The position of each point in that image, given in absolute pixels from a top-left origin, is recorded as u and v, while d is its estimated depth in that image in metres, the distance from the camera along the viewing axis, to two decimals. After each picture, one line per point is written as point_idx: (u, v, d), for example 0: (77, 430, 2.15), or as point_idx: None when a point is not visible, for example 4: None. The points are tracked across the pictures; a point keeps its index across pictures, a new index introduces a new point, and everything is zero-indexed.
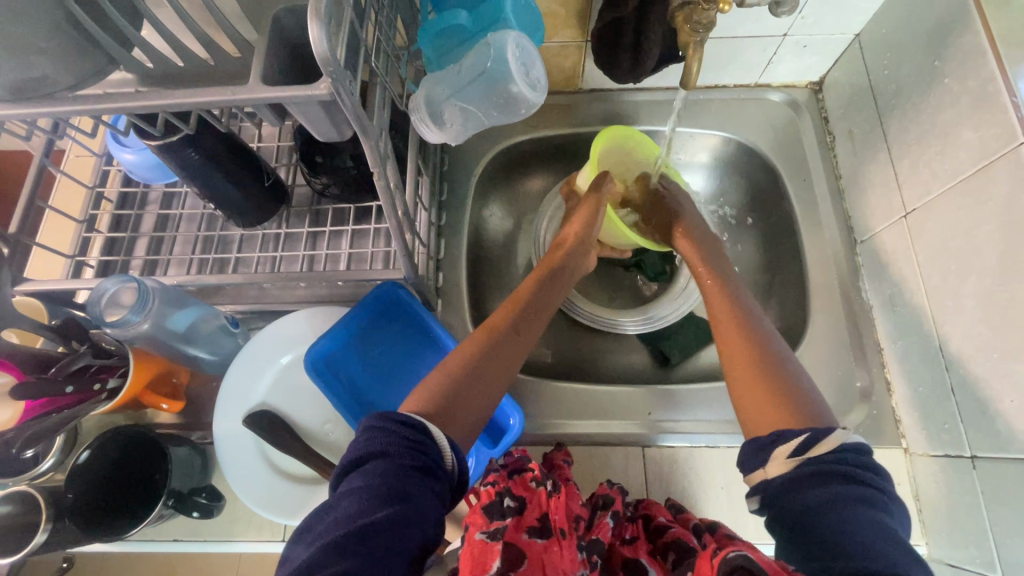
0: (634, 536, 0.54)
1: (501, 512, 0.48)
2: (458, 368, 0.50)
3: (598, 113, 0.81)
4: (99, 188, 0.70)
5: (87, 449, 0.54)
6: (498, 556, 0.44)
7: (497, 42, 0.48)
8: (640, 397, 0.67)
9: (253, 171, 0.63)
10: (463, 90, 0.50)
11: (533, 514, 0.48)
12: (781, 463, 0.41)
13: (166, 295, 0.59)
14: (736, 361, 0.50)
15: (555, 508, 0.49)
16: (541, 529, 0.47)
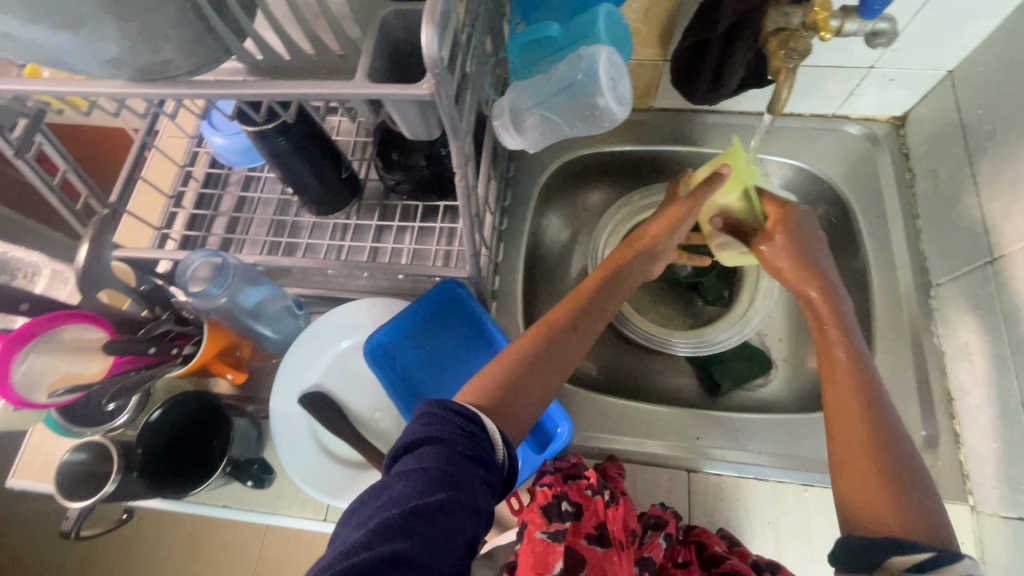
0: (686, 562, 0.54)
1: (559, 516, 0.51)
2: (516, 365, 0.50)
3: (666, 131, 0.81)
4: (188, 167, 0.75)
5: (158, 408, 0.57)
6: (559, 557, 0.48)
7: (589, 55, 0.49)
8: (690, 420, 0.65)
9: (334, 163, 0.66)
10: (553, 101, 0.52)
11: (591, 521, 0.51)
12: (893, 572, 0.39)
13: (242, 273, 0.62)
14: (844, 447, 0.47)
15: (612, 518, 0.52)
16: (598, 537, 0.50)
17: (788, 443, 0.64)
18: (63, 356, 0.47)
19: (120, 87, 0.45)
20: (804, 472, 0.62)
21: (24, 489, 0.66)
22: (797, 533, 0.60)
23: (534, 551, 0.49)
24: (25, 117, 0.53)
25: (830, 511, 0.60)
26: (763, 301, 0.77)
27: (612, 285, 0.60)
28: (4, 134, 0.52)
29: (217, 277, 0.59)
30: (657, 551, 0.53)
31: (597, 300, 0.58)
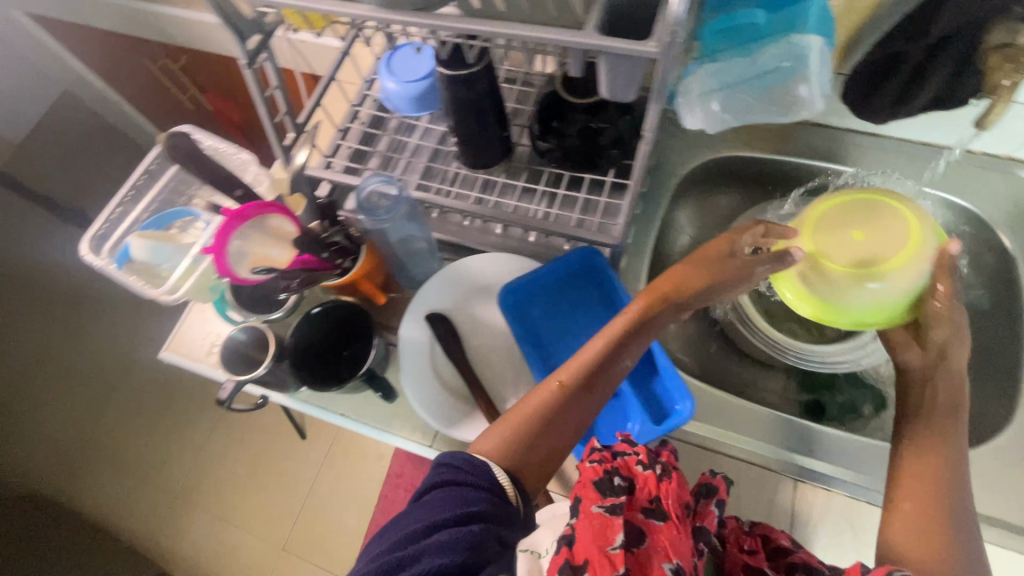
0: (753, 548, 0.49)
1: (612, 490, 0.46)
2: (528, 427, 0.52)
3: (819, 146, 0.80)
4: (358, 106, 0.82)
5: (320, 307, 0.65)
6: (618, 532, 0.43)
7: (803, 43, 0.48)
8: (805, 429, 0.64)
9: (500, 121, 0.70)
10: (755, 78, 0.52)
11: (646, 493, 0.47)
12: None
13: (411, 212, 0.65)
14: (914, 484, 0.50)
15: (666, 492, 0.46)
16: (655, 510, 0.46)
17: None
18: (268, 238, 0.54)
19: (362, 10, 0.50)
20: None
21: (175, 363, 0.74)
22: None
23: (589, 525, 0.42)
24: (258, 31, 0.60)
25: None
26: None
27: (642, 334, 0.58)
28: (242, 43, 0.58)
29: (385, 207, 0.63)
30: (712, 521, 0.49)
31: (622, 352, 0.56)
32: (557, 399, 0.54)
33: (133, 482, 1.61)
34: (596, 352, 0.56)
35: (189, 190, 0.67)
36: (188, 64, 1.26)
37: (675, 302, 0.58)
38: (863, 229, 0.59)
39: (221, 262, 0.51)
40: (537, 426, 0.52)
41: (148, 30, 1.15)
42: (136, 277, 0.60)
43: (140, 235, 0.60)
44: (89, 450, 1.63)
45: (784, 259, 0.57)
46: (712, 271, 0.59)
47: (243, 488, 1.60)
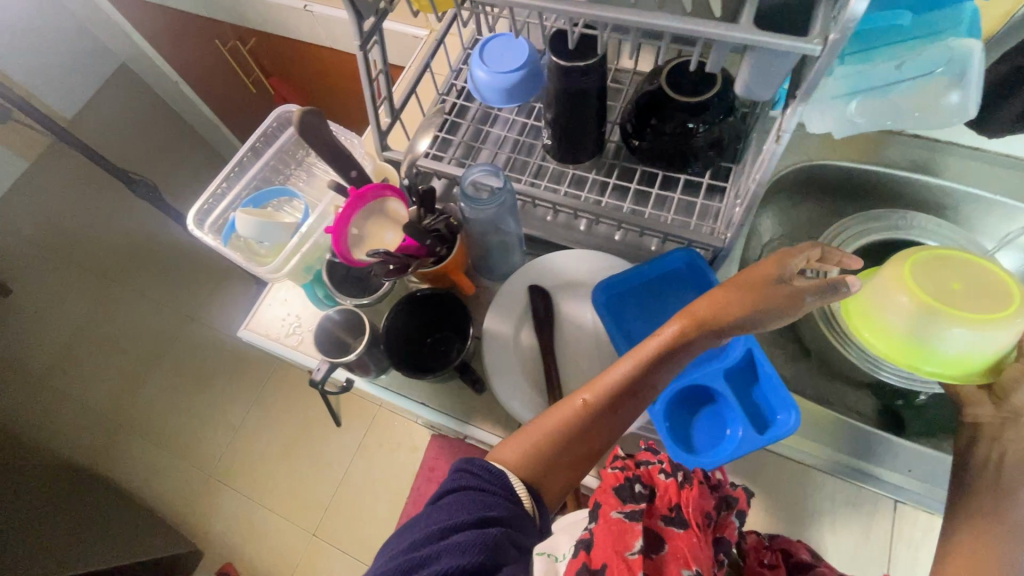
0: (773, 563, 0.54)
1: (633, 497, 0.52)
2: (546, 446, 0.52)
3: (916, 158, 0.78)
4: (446, 95, 0.81)
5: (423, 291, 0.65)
6: (638, 537, 0.48)
7: (960, 50, 0.46)
8: (903, 447, 0.61)
9: (598, 118, 0.69)
10: (906, 79, 0.49)
11: (666, 501, 0.51)
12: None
13: (512, 205, 0.64)
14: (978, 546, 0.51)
15: (687, 501, 0.51)
16: (675, 518, 0.50)
17: None
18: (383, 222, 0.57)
19: None
20: None
21: (255, 342, 0.75)
22: None
23: (611, 531, 0.48)
24: (374, 14, 0.59)
25: None
26: None
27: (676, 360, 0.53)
28: (359, 24, 0.58)
29: (489, 196, 0.62)
30: (731, 531, 0.53)
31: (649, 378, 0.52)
32: (580, 418, 0.52)
33: (164, 456, 1.57)
34: (621, 377, 0.52)
35: (287, 171, 0.67)
36: (256, 48, 1.27)
37: (712, 329, 0.52)
38: (962, 280, 0.58)
39: (337, 243, 0.53)
40: (553, 445, 0.52)
41: (222, 12, 1.16)
42: (238, 254, 0.61)
43: (244, 211, 0.60)
44: (117, 420, 1.55)
45: (837, 288, 0.54)
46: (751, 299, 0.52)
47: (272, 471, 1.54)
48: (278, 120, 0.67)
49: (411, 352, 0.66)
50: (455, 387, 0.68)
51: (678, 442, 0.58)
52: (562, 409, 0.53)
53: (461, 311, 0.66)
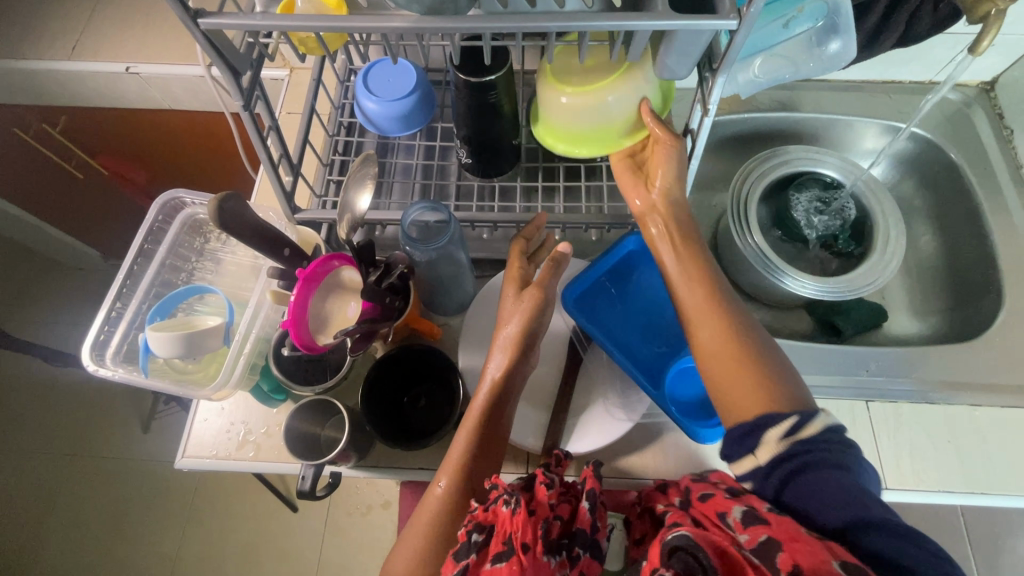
0: (643, 536, 0.58)
1: (467, 548, 0.47)
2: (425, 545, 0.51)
3: (782, 99, 0.87)
4: (337, 135, 0.74)
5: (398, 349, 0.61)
6: None
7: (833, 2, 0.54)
8: (857, 354, 0.70)
9: (512, 125, 0.67)
10: (797, 33, 0.55)
11: (496, 542, 0.47)
12: (770, 447, 0.45)
13: (460, 237, 0.60)
14: (697, 308, 0.54)
15: (516, 526, 0.47)
16: (502, 553, 0.46)
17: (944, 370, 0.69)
18: (342, 295, 0.51)
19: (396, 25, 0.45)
20: (970, 394, 0.66)
21: (201, 466, 0.63)
22: (979, 448, 0.64)
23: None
24: (249, 68, 0.52)
25: (999, 426, 0.65)
26: (894, 247, 0.75)
27: (503, 402, 0.56)
28: (238, 82, 0.50)
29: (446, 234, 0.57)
30: (584, 518, 0.51)
31: (484, 430, 0.55)
32: (444, 504, 0.52)
33: None
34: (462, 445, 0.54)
35: (188, 266, 0.57)
36: (70, 127, 1.07)
37: (519, 360, 0.56)
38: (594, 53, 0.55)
39: (298, 337, 0.47)
40: (433, 539, 0.51)
41: (14, 92, 0.95)
42: (163, 379, 0.51)
43: (155, 327, 0.50)
44: None
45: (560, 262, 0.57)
46: (524, 310, 0.56)
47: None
48: (162, 210, 0.56)
49: (396, 419, 0.61)
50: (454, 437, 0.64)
51: (691, 417, 0.59)
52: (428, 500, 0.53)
53: (435, 356, 0.62)
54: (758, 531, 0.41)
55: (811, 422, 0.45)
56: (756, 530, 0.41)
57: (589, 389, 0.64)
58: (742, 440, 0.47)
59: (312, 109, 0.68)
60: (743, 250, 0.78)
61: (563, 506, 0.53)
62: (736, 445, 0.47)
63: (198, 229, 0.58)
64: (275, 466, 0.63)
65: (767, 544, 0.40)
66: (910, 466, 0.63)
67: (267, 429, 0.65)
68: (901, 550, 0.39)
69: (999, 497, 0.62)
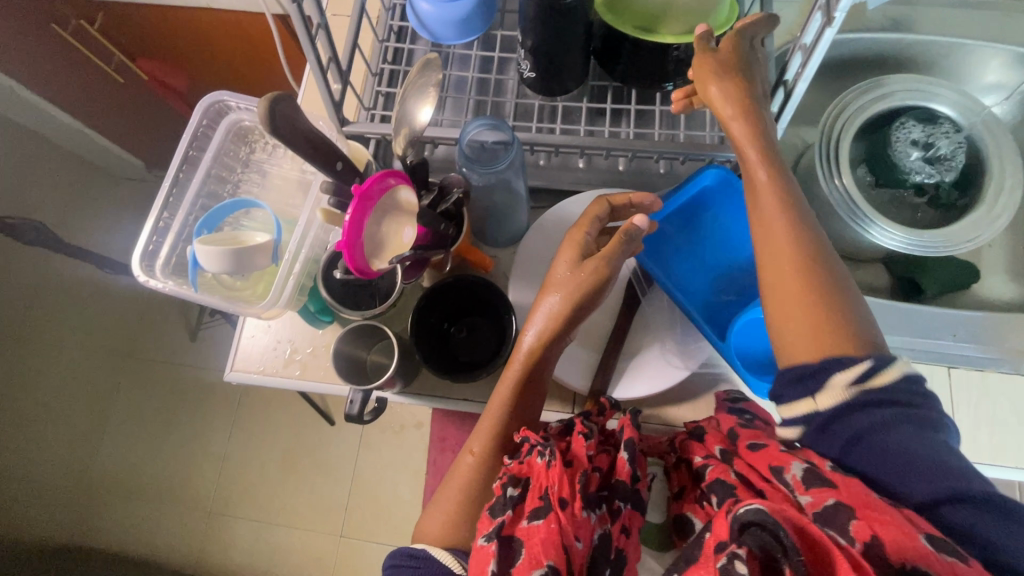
0: (680, 489, 0.54)
1: (503, 504, 0.47)
2: (456, 509, 0.50)
3: (896, 17, 0.74)
4: (386, 40, 0.68)
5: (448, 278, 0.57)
6: (493, 556, 0.43)
7: None
8: (943, 318, 0.63)
9: (583, 34, 0.59)
10: None
11: (533, 497, 0.47)
12: (835, 392, 0.40)
13: (521, 161, 0.54)
14: (774, 245, 0.46)
15: (554, 481, 0.46)
16: (539, 510, 0.45)
17: None
18: (399, 218, 0.47)
19: None
20: None
21: (250, 381, 0.64)
22: None
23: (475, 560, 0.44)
24: None
25: None
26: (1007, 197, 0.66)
27: (543, 376, 0.54)
28: None
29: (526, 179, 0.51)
30: (624, 469, 0.49)
31: (525, 405, 0.53)
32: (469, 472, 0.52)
33: (141, 508, 1.37)
34: (501, 417, 0.53)
35: (234, 177, 0.54)
36: (108, 25, 1.02)
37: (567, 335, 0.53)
38: None
39: (353, 261, 0.43)
40: (464, 505, 0.51)
41: None
42: (213, 294, 0.50)
43: (203, 240, 0.48)
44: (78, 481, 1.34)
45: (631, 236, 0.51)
46: (579, 283, 0.51)
47: (270, 490, 1.37)
48: (206, 115, 0.52)
49: (442, 350, 0.60)
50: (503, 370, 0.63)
51: (755, 371, 0.55)
52: (461, 467, 0.53)
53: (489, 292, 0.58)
54: (824, 494, 0.38)
55: (885, 368, 0.39)
56: (820, 494, 0.38)
57: (646, 332, 0.61)
58: (801, 384, 0.41)
59: (363, 7, 0.61)
60: (826, 193, 0.70)
61: (601, 458, 0.52)
62: (791, 386, 0.42)
63: (243, 138, 0.54)
64: (323, 386, 0.63)
65: (839, 511, 0.36)
66: (989, 440, 0.58)
67: (314, 349, 0.64)
68: (995, 521, 0.34)
69: None
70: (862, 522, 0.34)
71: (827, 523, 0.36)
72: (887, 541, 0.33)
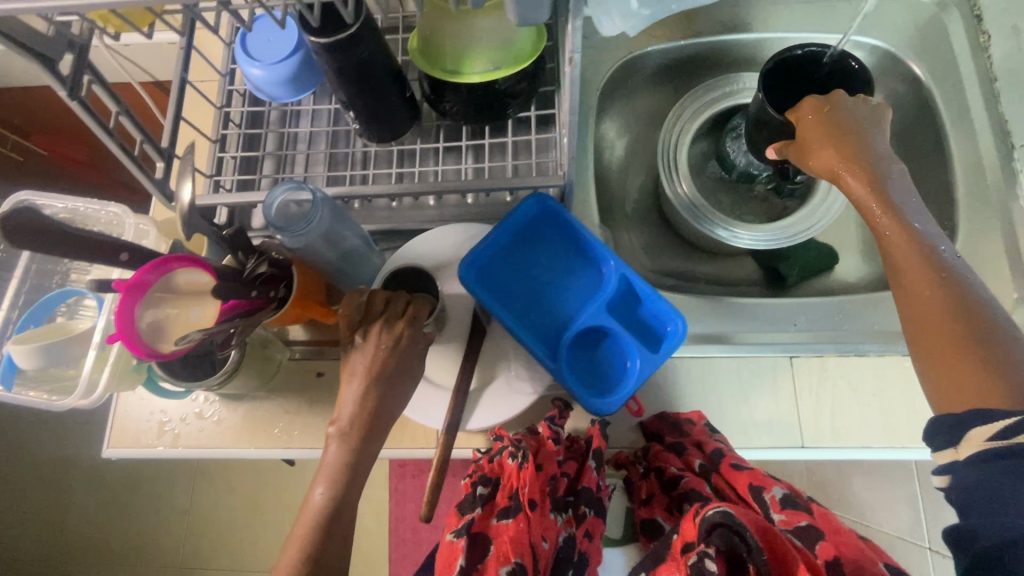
0: (650, 496, 0.64)
1: (475, 499, 0.63)
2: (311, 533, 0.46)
3: (725, 20, 0.77)
4: (225, 107, 0.69)
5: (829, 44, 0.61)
6: (461, 553, 0.58)
7: None
8: (772, 308, 0.68)
9: (397, 82, 0.61)
10: None
11: (504, 498, 0.61)
12: (975, 442, 0.45)
13: (333, 211, 0.57)
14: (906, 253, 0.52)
15: (522, 484, 0.59)
16: (509, 508, 0.60)
17: (881, 319, 0.66)
18: (180, 301, 0.46)
19: None
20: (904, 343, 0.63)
21: (126, 456, 0.66)
22: (905, 401, 0.62)
23: (447, 551, 0.60)
24: (69, 49, 0.47)
25: None
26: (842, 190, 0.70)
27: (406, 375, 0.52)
28: (54, 71, 0.46)
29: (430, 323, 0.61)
30: (591, 480, 0.61)
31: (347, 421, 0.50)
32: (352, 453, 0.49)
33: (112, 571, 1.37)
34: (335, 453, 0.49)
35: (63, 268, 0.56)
36: None
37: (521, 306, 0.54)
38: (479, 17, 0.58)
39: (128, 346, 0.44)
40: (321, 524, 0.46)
41: None
42: (39, 388, 0.51)
43: (19, 340, 0.50)
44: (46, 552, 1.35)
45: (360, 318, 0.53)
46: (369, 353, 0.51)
47: (240, 535, 1.36)
48: None
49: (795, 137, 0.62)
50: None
51: (588, 390, 0.57)
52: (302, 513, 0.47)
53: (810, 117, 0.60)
54: (798, 517, 0.53)
55: None
56: (793, 515, 0.53)
57: (499, 358, 0.63)
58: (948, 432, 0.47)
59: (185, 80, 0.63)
60: (673, 201, 0.72)
61: (569, 464, 0.64)
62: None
63: None
64: (198, 450, 0.66)
65: (808, 530, 0.52)
66: (831, 424, 0.61)
67: (185, 419, 0.66)
68: None
69: (905, 450, 0.60)
70: (828, 543, 0.49)
71: (801, 537, 0.52)
72: (847, 559, 0.48)
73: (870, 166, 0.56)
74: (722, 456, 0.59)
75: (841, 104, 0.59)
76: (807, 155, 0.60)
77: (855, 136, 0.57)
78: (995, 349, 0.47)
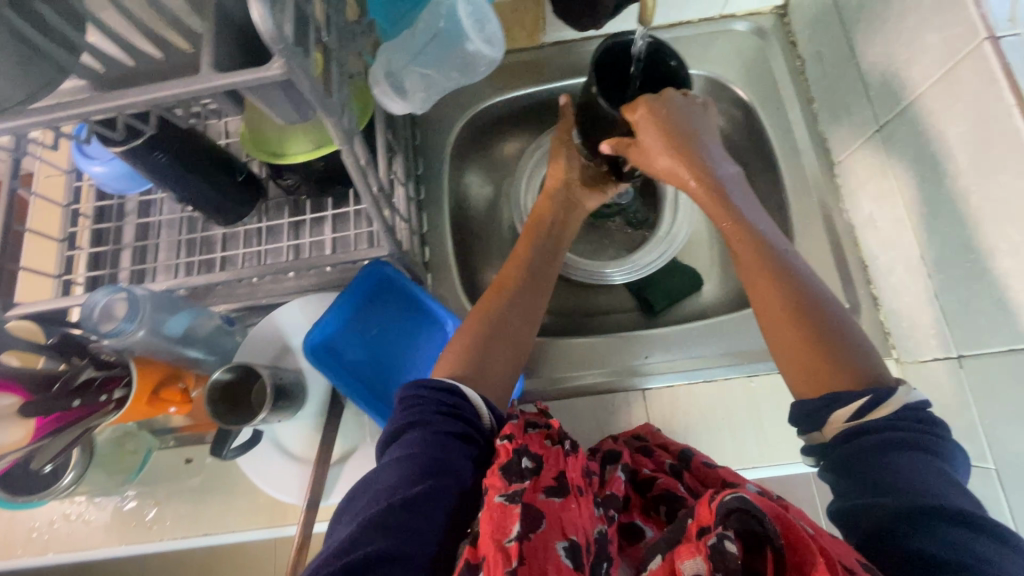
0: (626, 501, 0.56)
1: (519, 472, 0.45)
2: (480, 331, 0.58)
3: (565, 65, 0.80)
4: (73, 205, 0.70)
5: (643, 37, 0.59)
6: (517, 519, 0.41)
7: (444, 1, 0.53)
8: (631, 344, 0.69)
9: (227, 168, 0.63)
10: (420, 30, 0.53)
11: (550, 475, 0.46)
12: (837, 425, 0.47)
13: (158, 303, 0.59)
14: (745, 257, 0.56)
15: (571, 465, 0.48)
16: (557, 488, 0.45)
17: (729, 340, 0.68)
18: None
19: None
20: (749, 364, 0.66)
21: None
22: (750, 419, 0.65)
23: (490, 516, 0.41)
24: None
25: (774, 396, 0.65)
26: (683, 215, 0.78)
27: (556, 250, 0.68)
28: None
29: (282, 403, 0.61)
30: (619, 486, 0.51)
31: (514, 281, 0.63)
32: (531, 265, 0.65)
33: None
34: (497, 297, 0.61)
35: None
36: None
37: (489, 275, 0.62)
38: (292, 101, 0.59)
39: None
40: (486, 332, 0.58)
41: None
42: None
43: None
44: None
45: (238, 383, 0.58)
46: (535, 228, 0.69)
47: None
48: None
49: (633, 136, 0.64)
50: (240, 495, 0.66)
51: None
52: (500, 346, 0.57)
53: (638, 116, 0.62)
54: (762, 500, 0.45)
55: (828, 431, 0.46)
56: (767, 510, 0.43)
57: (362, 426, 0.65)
58: (814, 415, 0.48)
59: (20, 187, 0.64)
60: None
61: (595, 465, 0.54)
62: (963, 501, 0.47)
63: None
64: (66, 554, 0.65)
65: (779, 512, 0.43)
66: None
67: (53, 522, 0.65)
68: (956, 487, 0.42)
69: (755, 469, 0.64)
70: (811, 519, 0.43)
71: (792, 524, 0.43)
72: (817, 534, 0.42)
73: (706, 167, 0.61)
74: (693, 456, 0.57)
75: (669, 104, 0.60)
76: (649, 159, 0.62)
77: (682, 135, 0.60)
78: (837, 335, 0.50)
